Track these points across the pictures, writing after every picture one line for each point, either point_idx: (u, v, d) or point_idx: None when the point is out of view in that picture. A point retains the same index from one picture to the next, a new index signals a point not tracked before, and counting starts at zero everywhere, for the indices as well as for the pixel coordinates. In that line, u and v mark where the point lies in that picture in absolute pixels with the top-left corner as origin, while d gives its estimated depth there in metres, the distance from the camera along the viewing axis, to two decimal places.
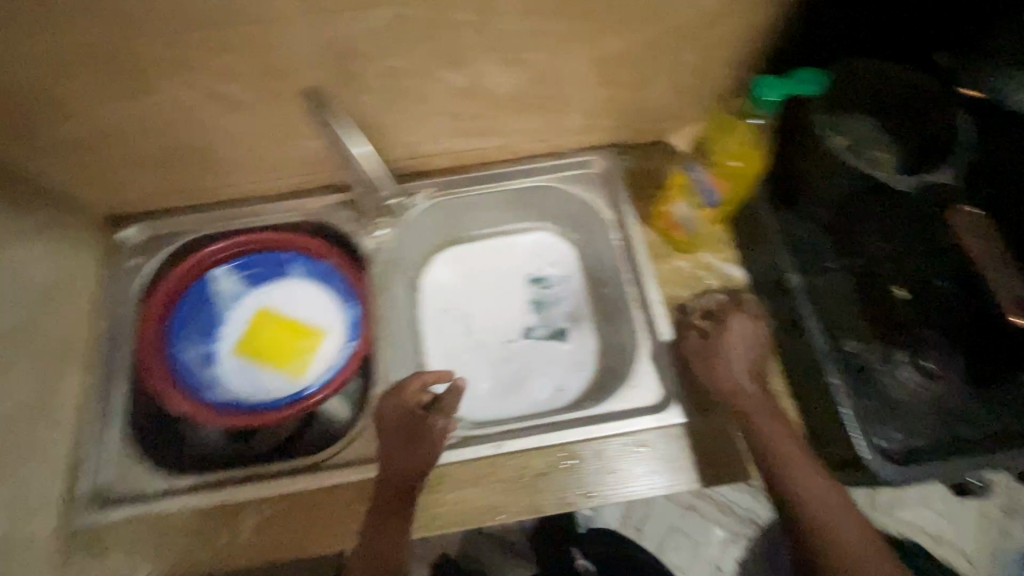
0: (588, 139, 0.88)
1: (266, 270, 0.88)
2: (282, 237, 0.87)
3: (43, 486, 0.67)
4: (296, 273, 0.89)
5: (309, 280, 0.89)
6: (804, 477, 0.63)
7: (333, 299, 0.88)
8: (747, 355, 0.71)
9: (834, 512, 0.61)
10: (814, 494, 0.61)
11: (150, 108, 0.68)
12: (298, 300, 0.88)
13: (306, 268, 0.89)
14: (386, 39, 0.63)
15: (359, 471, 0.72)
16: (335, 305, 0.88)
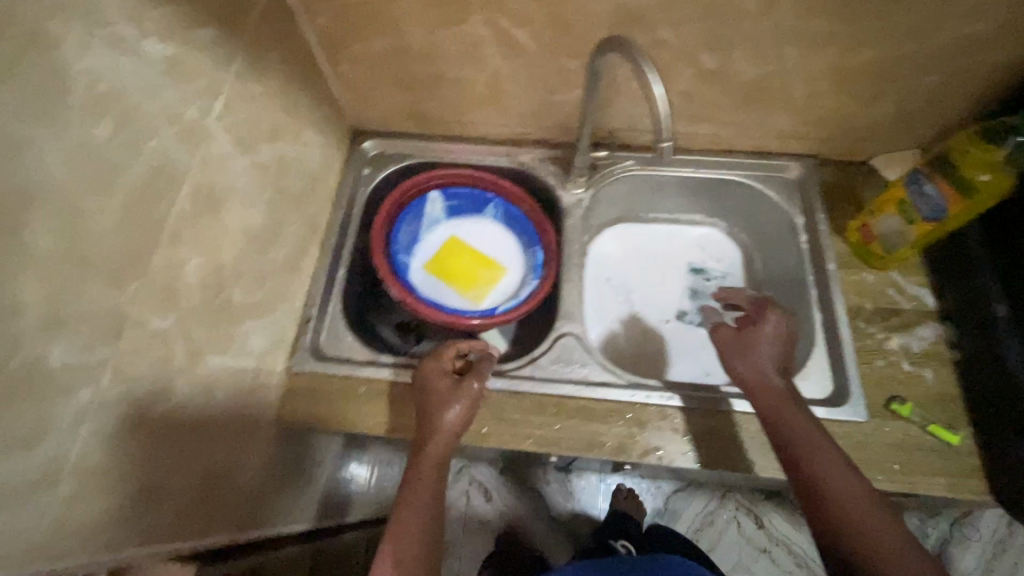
0: (793, 144, 0.92)
1: (469, 205, 0.97)
2: (492, 178, 0.95)
3: (282, 334, 0.77)
4: (492, 213, 0.98)
5: (502, 222, 0.98)
6: (843, 476, 0.62)
7: (520, 242, 0.97)
8: (757, 368, 0.72)
9: (877, 510, 0.60)
10: (849, 491, 0.61)
11: (441, 41, 0.77)
12: (490, 238, 0.98)
13: (503, 211, 0.97)
14: (673, 12, 0.70)
15: (540, 387, 0.78)
16: (521, 248, 0.97)
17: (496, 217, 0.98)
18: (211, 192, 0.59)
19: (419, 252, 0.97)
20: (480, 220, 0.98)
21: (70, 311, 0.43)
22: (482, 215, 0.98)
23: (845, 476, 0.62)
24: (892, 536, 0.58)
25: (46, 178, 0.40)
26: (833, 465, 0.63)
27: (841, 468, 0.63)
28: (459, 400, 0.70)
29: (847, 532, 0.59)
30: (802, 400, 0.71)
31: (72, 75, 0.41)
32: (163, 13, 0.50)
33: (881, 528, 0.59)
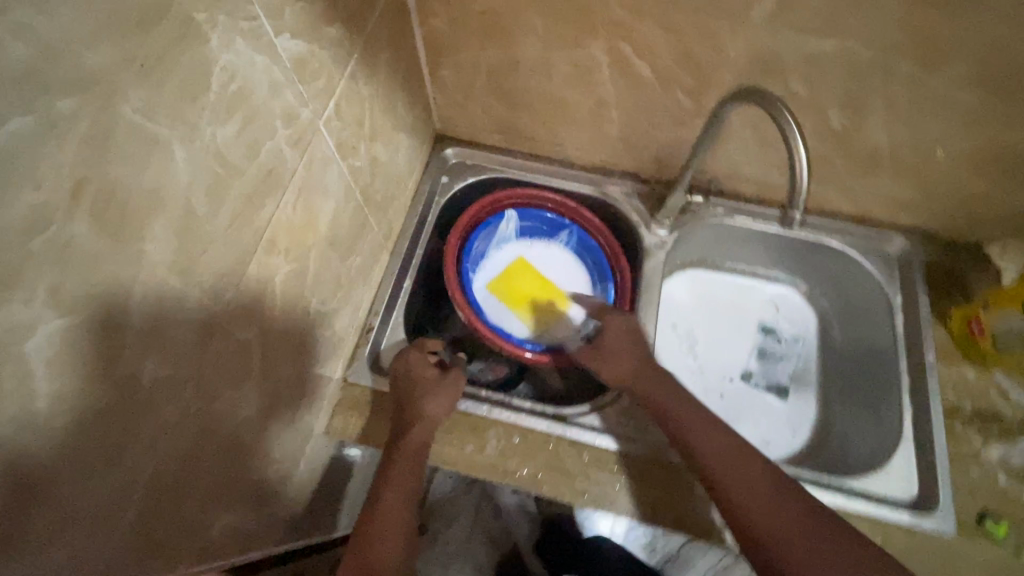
0: (902, 217, 0.86)
1: (545, 228, 0.91)
2: (573, 206, 0.90)
3: (344, 342, 0.74)
4: (566, 241, 0.92)
5: (574, 251, 0.92)
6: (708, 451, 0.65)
7: (591, 274, 0.91)
8: (650, 375, 0.73)
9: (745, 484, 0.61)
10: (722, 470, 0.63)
11: (555, 61, 0.73)
12: (561, 265, 0.92)
13: (578, 240, 0.91)
14: (816, 68, 0.64)
15: (603, 441, 0.74)
16: (593, 280, 0.91)
17: (569, 244, 0.92)
18: (309, 196, 0.56)
19: (486, 269, 0.91)
20: (551, 244, 0.93)
21: (171, 319, 0.40)
22: (555, 240, 0.92)
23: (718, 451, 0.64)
24: (807, 530, 0.57)
25: (174, 179, 0.37)
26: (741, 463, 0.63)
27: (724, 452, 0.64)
28: (446, 391, 0.71)
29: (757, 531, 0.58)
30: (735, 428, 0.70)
31: (213, 71, 0.38)
32: (299, 7, 0.47)
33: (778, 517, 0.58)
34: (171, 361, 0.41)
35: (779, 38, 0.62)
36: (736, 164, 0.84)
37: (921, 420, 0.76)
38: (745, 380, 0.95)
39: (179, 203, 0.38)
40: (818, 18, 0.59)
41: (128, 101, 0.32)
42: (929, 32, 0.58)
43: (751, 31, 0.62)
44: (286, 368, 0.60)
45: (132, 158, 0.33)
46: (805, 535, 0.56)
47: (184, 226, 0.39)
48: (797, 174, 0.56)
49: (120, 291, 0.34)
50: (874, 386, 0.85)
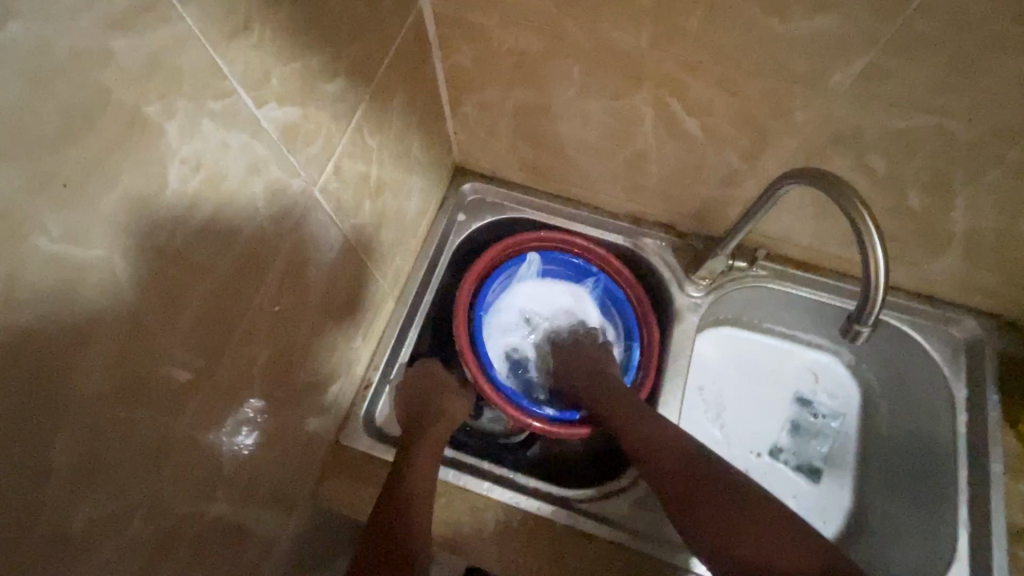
0: (975, 299, 0.75)
1: (570, 274, 0.84)
2: (601, 254, 0.81)
3: (338, 402, 0.68)
4: (590, 290, 0.85)
5: (598, 302, 0.85)
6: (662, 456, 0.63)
7: (616, 330, 0.84)
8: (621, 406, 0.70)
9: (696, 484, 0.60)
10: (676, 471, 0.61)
11: (593, 109, 0.64)
12: (585, 317, 0.85)
13: (604, 292, 0.84)
14: (903, 145, 0.54)
15: (613, 532, 0.67)
16: (616, 339, 0.83)
17: (595, 294, 0.85)
18: (299, 268, 0.49)
19: (504, 313, 0.85)
20: (577, 292, 0.85)
21: (116, 449, 0.34)
22: (578, 288, 0.86)
23: (672, 455, 0.63)
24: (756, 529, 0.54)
25: (114, 301, 0.31)
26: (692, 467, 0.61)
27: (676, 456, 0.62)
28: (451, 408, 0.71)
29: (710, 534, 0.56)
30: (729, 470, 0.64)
31: (170, 167, 0.32)
32: (289, 70, 0.39)
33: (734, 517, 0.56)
34: (118, 493, 0.35)
35: (863, 110, 0.52)
36: (788, 227, 0.75)
37: (979, 542, 0.67)
38: (773, 457, 0.84)
39: (123, 324, 0.32)
40: (913, 94, 0.49)
41: (45, 230, 0.26)
42: None
43: (827, 99, 0.52)
44: (268, 450, 0.54)
45: (50, 292, 0.27)
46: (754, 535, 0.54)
47: (130, 346, 0.33)
48: (872, 289, 0.47)
49: (40, 442, 0.29)
50: (926, 488, 0.75)
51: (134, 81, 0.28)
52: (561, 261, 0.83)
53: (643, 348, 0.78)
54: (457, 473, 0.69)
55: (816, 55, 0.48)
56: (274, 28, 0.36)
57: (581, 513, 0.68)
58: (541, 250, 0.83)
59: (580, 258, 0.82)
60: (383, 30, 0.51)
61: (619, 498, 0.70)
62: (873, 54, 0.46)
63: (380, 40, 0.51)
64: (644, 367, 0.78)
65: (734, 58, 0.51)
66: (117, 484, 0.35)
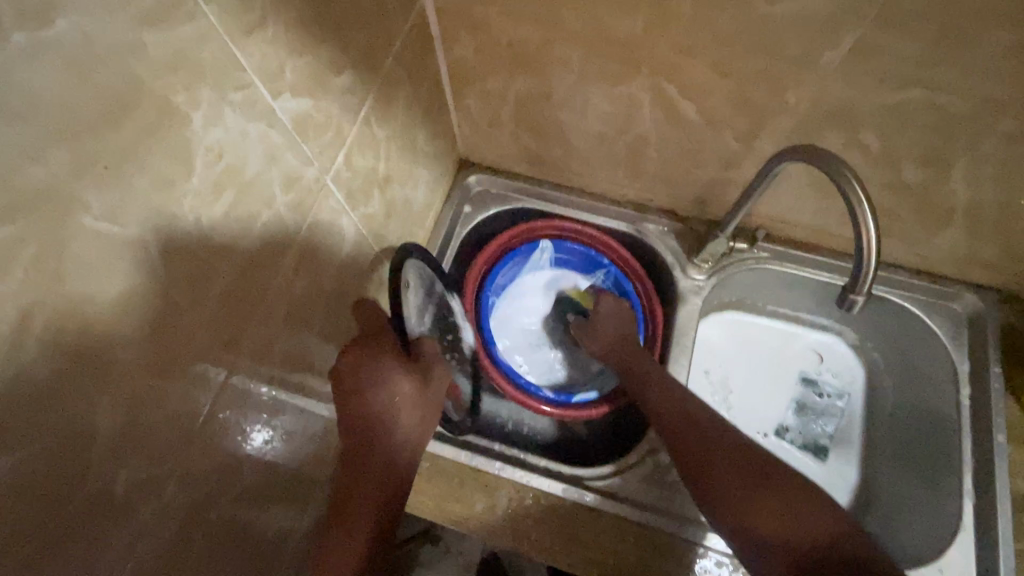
0: (976, 274, 0.76)
1: (579, 263, 0.86)
2: (606, 241, 0.83)
3: None
4: (597, 280, 0.86)
5: (604, 292, 0.86)
6: (688, 432, 0.64)
7: None
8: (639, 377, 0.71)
9: (723, 460, 0.61)
10: (705, 448, 0.62)
11: (592, 97, 0.66)
12: None
13: (610, 280, 0.85)
14: (896, 121, 0.56)
15: (620, 508, 0.69)
16: None
17: (603, 284, 0.86)
18: (315, 253, 0.52)
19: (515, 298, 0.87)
20: (585, 283, 0.87)
21: (152, 418, 0.37)
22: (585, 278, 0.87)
23: (703, 432, 0.64)
24: (779, 505, 0.56)
25: (151, 279, 0.33)
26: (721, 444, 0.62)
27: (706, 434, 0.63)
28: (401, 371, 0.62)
29: (733, 509, 0.58)
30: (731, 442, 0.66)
31: (197, 153, 0.34)
32: (301, 63, 0.42)
33: (760, 491, 0.58)
34: (153, 460, 0.38)
35: (855, 87, 0.53)
36: (788, 207, 0.76)
37: (984, 512, 0.68)
38: (779, 436, 0.85)
39: (157, 299, 0.35)
40: (902, 70, 0.50)
41: (90, 208, 0.28)
42: None
43: (818, 77, 0.54)
44: (289, 431, 0.57)
45: (93, 266, 0.30)
46: (777, 510, 0.56)
47: (164, 322, 0.36)
48: (865, 260, 0.48)
49: (85, 406, 0.31)
50: (932, 460, 0.76)
51: (163, 72, 0.30)
52: (569, 251, 0.85)
53: (648, 332, 0.80)
54: (467, 453, 0.71)
55: (805, 35, 0.50)
56: (287, 23, 0.39)
57: (591, 490, 0.70)
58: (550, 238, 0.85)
59: (588, 247, 0.84)
60: (387, 25, 0.53)
61: (625, 476, 0.72)
62: (860, 31, 0.48)
63: (385, 35, 0.53)
64: (648, 351, 0.80)
65: (726, 40, 0.53)
66: (152, 451, 0.38)
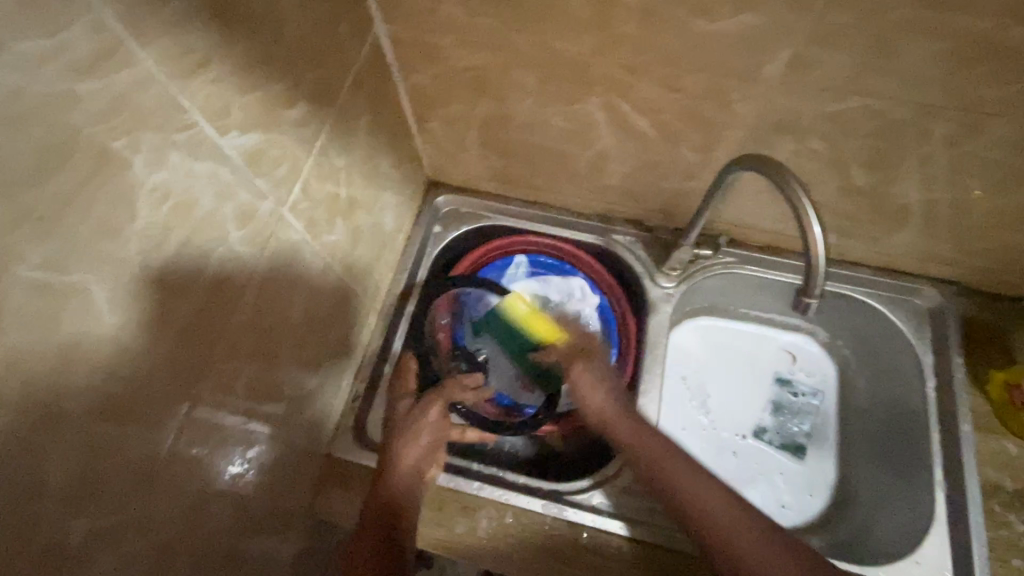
0: (933, 268, 0.79)
1: (553, 279, 0.85)
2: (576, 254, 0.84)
3: (326, 415, 0.69)
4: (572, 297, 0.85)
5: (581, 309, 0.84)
6: (699, 500, 0.61)
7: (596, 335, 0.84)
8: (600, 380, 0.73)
9: (733, 525, 0.58)
10: (717, 516, 0.60)
11: (550, 115, 0.67)
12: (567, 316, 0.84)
13: (584, 296, 0.84)
14: (840, 126, 0.57)
15: (599, 521, 0.69)
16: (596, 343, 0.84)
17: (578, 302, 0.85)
18: (275, 286, 0.52)
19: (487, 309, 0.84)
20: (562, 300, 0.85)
21: (106, 466, 0.36)
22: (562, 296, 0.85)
23: (711, 496, 0.61)
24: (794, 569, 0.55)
25: (96, 326, 0.33)
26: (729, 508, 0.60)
27: (713, 498, 0.61)
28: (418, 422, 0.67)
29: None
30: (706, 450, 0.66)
31: (140, 197, 0.34)
32: (249, 100, 0.42)
33: (702, 496, 0.62)
34: (109, 511, 0.37)
35: (797, 96, 0.55)
36: (750, 213, 0.78)
37: (957, 502, 0.69)
38: (757, 437, 0.86)
39: (107, 345, 0.34)
40: (839, 79, 0.52)
41: (24, 260, 0.28)
42: (969, 95, 0.51)
43: (762, 90, 0.55)
44: (258, 466, 0.56)
45: (32, 317, 0.29)
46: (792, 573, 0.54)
47: (113, 368, 0.35)
48: (814, 263, 0.50)
49: (29, 460, 0.31)
50: (904, 453, 0.77)
51: (100, 120, 0.30)
52: (542, 266, 0.86)
53: (620, 344, 0.81)
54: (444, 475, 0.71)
55: (746, 49, 0.52)
56: (232, 63, 0.39)
57: (569, 505, 0.70)
58: (524, 255, 0.86)
59: (560, 262, 0.85)
60: (340, 58, 0.54)
61: (603, 489, 0.72)
62: (796, 44, 0.50)
63: (338, 67, 0.54)
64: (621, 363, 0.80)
65: (671, 58, 0.54)
66: (108, 502, 0.37)
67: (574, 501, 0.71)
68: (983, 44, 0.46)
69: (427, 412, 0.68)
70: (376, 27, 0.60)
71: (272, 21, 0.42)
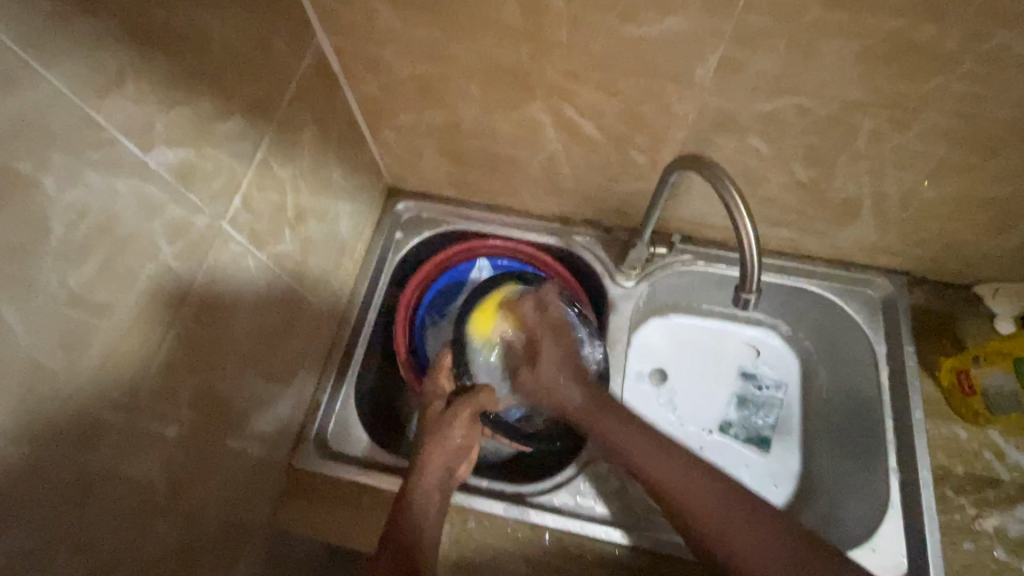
0: (884, 259, 0.80)
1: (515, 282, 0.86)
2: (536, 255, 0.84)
3: (286, 426, 0.69)
4: None
5: None
6: (666, 480, 0.64)
7: None
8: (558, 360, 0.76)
9: (700, 496, 0.61)
10: (707, 503, 0.61)
11: (497, 121, 0.68)
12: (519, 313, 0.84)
13: None
14: (775, 124, 0.59)
15: (561, 521, 0.69)
16: None
17: None
18: (217, 300, 0.52)
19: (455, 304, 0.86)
20: None
21: (30, 486, 0.36)
22: None
23: (705, 497, 0.61)
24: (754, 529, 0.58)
25: (9, 349, 0.33)
26: (693, 483, 0.63)
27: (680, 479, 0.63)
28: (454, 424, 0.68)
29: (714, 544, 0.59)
30: (663, 447, 0.67)
31: (53, 218, 0.34)
32: (175, 116, 0.43)
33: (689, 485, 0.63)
34: (37, 531, 0.37)
35: (731, 96, 0.56)
36: (703, 211, 0.79)
37: (910, 488, 0.70)
38: (722, 432, 0.87)
39: (22, 366, 0.34)
40: (768, 79, 0.53)
41: None
42: (891, 91, 0.52)
43: (697, 91, 0.57)
44: (211, 481, 0.56)
45: None
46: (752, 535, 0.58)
47: (33, 390, 0.35)
48: (747, 259, 0.51)
49: None
50: (863, 442, 0.79)
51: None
52: (504, 269, 0.86)
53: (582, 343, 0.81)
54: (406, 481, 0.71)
55: (676, 52, 0.53)
56: (151, 81, 0.40)
57: (533, 506, 0.70)
58: (486, 258, 0.86)
59: (521, 263, 0.85)
60: (277, 70, 0.54)
61: (566, 489, 0.72)
62: (723, 46, 0.51)
63: (276, 79, 0.54)
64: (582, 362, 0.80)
65: (606, 62, 0.55)
66: (35, 522, 0.37)
67: (537, 503, 0.71)
68: (897, 42, 0.47)
69: (460, 414, 0.68)
70: (316, 39, 0.60)
71: (196, 38, 0.43)
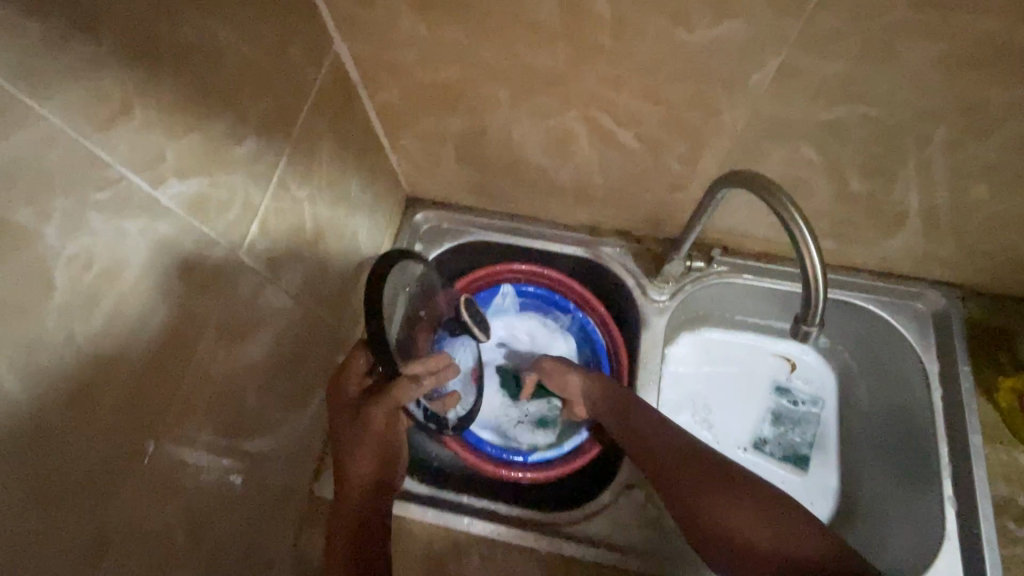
0: (936, 270, 0.75)
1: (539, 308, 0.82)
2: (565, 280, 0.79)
3: (307, 453, 0.66)
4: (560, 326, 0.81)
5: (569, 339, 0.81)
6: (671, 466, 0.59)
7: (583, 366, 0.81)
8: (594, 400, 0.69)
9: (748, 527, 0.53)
10: (727, 522, 0.53)
11: (527, 129, 0.63)
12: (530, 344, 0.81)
13: (574, 325, 0.81)
14: (833, 133, 0.54)
15: (594, 555, 0.66)
16: None
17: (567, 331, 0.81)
18: (235, 333, 0.48)
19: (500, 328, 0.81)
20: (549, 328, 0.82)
21: (40, 562, 0.33)
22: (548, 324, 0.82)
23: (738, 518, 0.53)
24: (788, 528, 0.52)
25: (12, 419, 0.30)
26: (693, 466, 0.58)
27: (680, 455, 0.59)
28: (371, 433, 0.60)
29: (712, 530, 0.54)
30: None
31: (57, 268, 0.31)
32: (186, 142, 0.39)
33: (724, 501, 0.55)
34: None
35: (787, 104, 0.51)
36: (743, 220, 0.74)
37: (967, 518, 0.66)
38: (757, 450, 0.83)
39: (28, 432, 0.31)
40: (834, 86, 0.48)
41: None
42: (973, 98, 0.47)
43: (751, 99, 0.52)
44: (231, 523, 0.53)
45: None
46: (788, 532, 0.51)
47: (42, 460, 0.32)
48: (810, 284, 0.46)
49: None
50: (910, 463, 0.74)
51: None
52: (529, 295, 0.81)
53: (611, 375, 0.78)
54: (433, 509, 0.68)
55: (731, 57, 0.48)
56: (161, 105, 0.36)
57: (565, 537, 0.67)
58: (512, 281, 0.81)
59: (550, 290, 0.80)
60: (294, 82, 0.50)
61: (600, 518, 0.68)
62: (784, 50, 0.46)
63: (293, 92, 0.50)
64: None
65: (651, 68, 0.51)
66: None
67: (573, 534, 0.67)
68: (989, 46, 0.42)
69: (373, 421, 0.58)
70: (335, 45, 0.56)
71: (207, 54, 0.39)
